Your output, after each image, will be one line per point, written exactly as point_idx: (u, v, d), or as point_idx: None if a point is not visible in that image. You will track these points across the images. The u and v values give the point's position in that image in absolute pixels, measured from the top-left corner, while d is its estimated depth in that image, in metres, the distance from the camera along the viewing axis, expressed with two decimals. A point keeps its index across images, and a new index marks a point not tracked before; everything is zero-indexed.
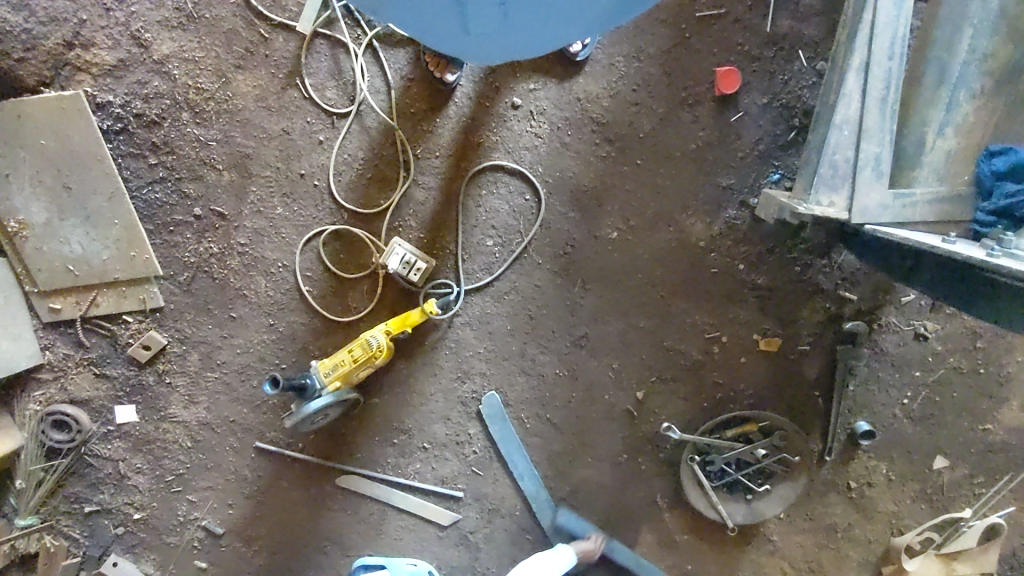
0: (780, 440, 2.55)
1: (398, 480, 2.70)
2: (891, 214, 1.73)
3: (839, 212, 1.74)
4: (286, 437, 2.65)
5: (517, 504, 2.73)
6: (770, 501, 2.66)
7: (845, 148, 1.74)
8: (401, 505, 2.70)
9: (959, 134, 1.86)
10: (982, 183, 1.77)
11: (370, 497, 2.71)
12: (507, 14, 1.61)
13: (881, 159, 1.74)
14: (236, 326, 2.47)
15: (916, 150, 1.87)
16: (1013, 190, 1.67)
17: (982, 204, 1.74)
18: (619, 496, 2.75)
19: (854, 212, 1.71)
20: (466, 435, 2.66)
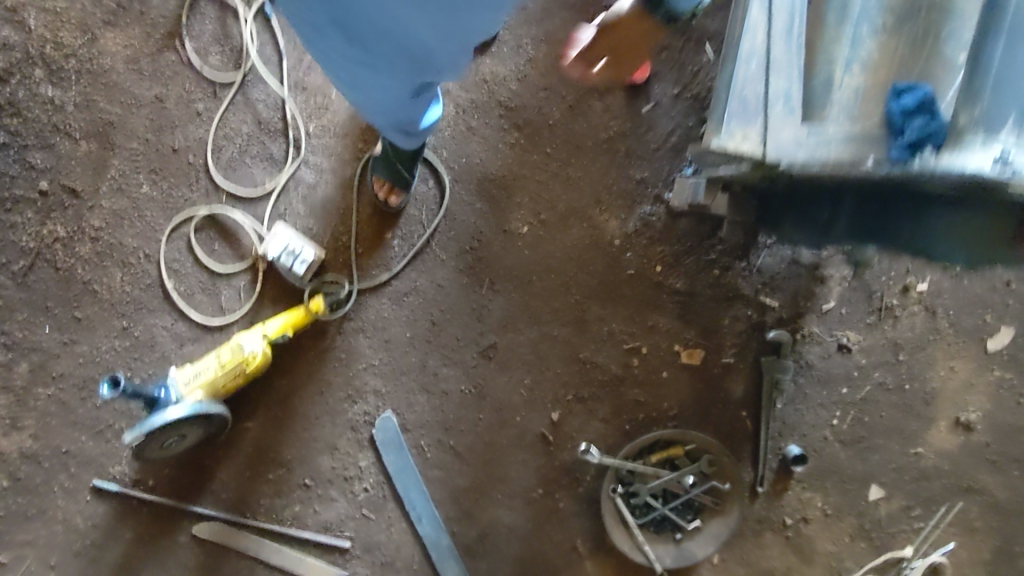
0: (707, 466, 2.31)
1: (275, 528, 2.26)
2: (808, 151, 1.48)
3: (752, 149, 1.50)
4: (133, 473, 2.20)
5: (414, 554, 2.34)
6: (701, 541, 2.35)
7: (755, 82, 1.58)
8: (272, 559, 2.26)
9: (866, 72, 1.57)
10: (891, 124, 1.45)
11: (235, 550, 2.26)
12: None
13: (792, 95, 1.57)
14: (80, 329, 2.07)
15: (825, 88, 1.59)
16: (925, 124, 1.37)
17: (894, 142, 1.41)
18: (534, 545, 2.38)
19: (770, 148, 1.47)
20: (355, 469, 2.28)
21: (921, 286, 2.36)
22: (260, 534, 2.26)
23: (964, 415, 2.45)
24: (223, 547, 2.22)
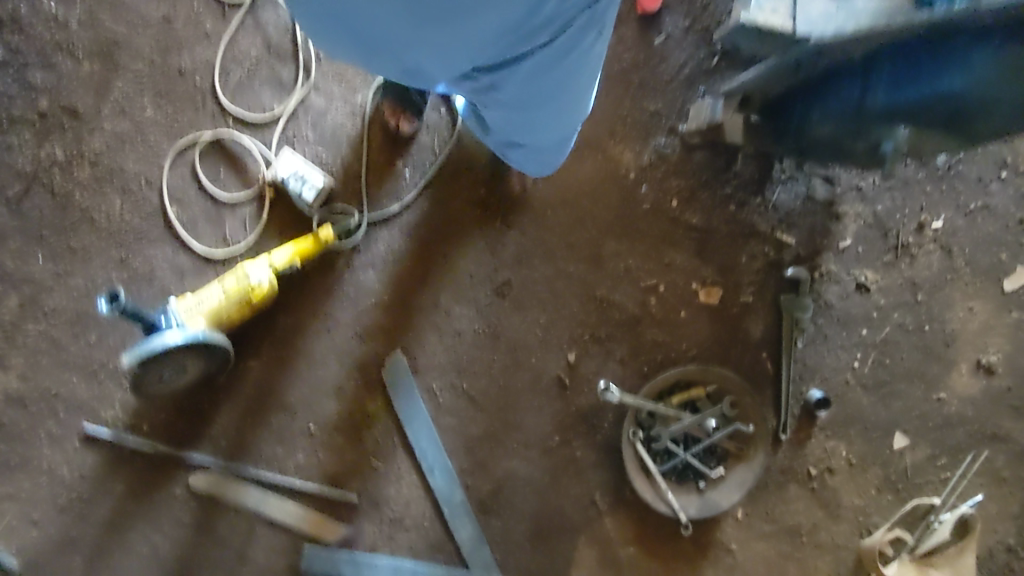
0: (729, 408, 2.21)
1: (275, 479, 2.14)
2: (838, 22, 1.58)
3: (783, 22, 1.60)
4: (126, 419, 2.06)
5: (425, 509, 2.22)
6: (726, 489, 2.24)
7: None
8: (273, 514, 2.13)
9: None
10: None
11: (234, 505, 2.13)
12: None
13: None
14: (75, 259, 1.98)
15: None
16: None
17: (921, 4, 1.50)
18: (550, 498, 2.28)
19: (798, 22, 1.59)
20: (363, 415, 2.17)
21: (937, 223, 2.34)
22: (259, 486, 2.13)
23: (985, 357, 2.39)
24: (222, 500, 2.10)
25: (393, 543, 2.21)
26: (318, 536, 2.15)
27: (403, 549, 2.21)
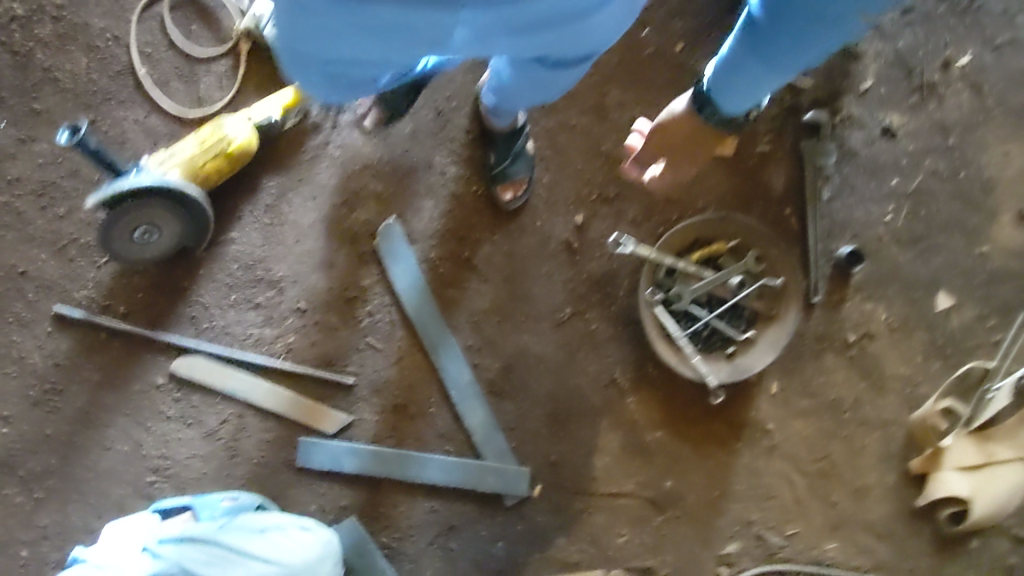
0: (755, 263, 2.04)
1: (264, 363, 1.96)
2: None
3: None
4: (100, 300, 1.92)
5: (430, 394, 2.03)
6: (758, 352, 2.04)
7: None
8: (264, 403, 1.95)
9: None
10: None
11: (221, 394, 1.95)
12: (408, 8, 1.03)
13: None
14: (41, 123, 1.88)
15: None
16: None
17: None
18: (566, 379, 2.09)
19: None
20: (357, 290, 2.00)
21: (964, 59, 2.18)
22: (247, 370, 1.96)
23: None
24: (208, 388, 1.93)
25: (397, 433, 2.02)
26: (314, 424, 1.97)
27: (408, 439, 2.02)
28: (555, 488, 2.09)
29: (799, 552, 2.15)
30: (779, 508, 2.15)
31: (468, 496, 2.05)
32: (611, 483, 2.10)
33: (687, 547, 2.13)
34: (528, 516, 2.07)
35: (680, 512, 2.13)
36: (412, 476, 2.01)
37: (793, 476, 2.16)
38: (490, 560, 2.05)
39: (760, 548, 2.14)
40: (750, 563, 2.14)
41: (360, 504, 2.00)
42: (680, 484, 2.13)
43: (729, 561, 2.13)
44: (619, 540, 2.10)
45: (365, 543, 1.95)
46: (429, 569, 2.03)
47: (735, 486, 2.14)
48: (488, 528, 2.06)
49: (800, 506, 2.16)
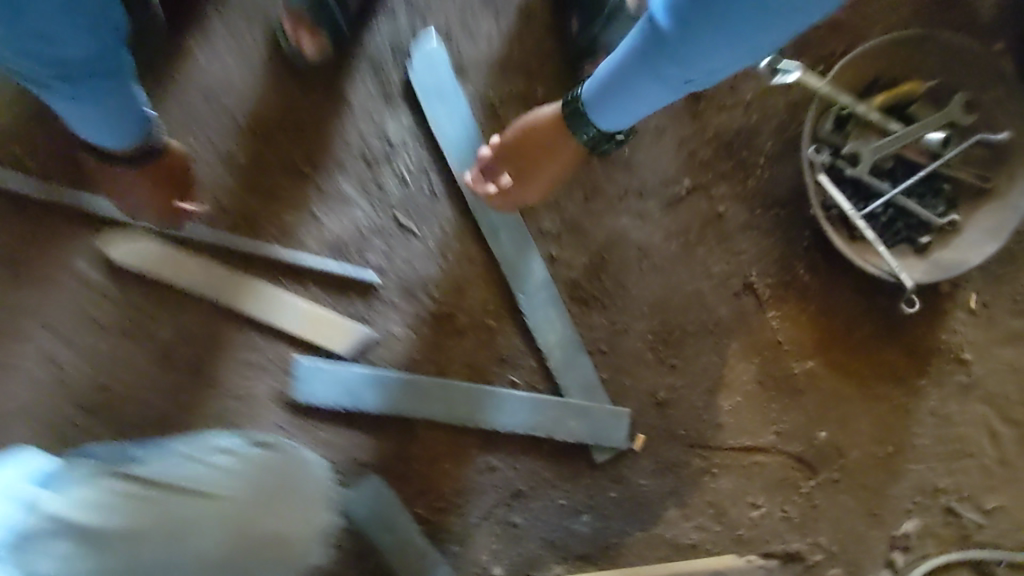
0: (963, 113, 1.40)
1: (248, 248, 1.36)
2: None
3: None
4: (9, 149, 1.32)
5: (489, 301, 1.41)
6: (968, 243, 1.39)
7: None
8: (245, 307, 1.35)
9: None
10: None
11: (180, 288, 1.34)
12: None
13: None
14: None
15: None
16: None
17: None
18: (682, 283, 1.45)
19: None
20: (382, 143, 1.41)
21: None
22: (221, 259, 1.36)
23: None
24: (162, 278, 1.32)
25: (440, 356, 1.40)
26: (319, 342, 1.36)
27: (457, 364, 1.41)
28: (664, 439, 1.46)
29: (1001, 532, 1.52)
30: (975, 471, 1.53)
31: (542, 448, 1.43)
32: (741, 434, 1.48)
33: (848, 524, 1.50)
34: (626, 478, 1.46)
35: (839, 475, 1.50)
36: (464, 418, 1.39)
37: (996, 426, 1.53)
38: (573, 537, 1.44)
39: (948, 526, 1.52)
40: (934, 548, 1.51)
41: (389, 457, 1.39)
42: (839, 435, 1.50)
43: (906, 545, 1.51)
44: (753, 515, 1.48)
45: (394, 514, 1.37)
46: (486, 550, 1.42)
47: (913, 440, 1.52)
48: (569, 494, 1.44)
49: (1005, 468, 1.53)
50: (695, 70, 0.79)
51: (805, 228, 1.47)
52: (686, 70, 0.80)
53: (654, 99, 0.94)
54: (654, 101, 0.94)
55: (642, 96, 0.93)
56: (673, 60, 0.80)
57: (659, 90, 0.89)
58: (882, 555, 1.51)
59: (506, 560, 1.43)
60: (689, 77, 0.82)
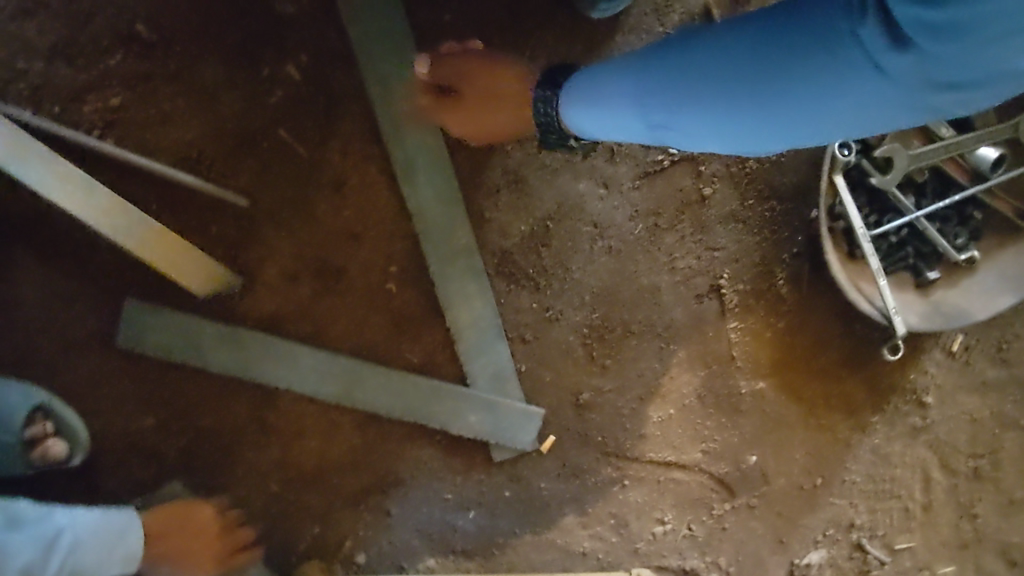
0: None
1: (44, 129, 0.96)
2: None
3: None
4: None
5: (392, 256, 1.11)
6: (980, 290, 1.16)
7: None
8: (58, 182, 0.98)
9: None
10: None
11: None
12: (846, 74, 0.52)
13: None
14: None
15: None
16: None
17: None
18: (636, 273, 1.20)
19: None
20: (274, 24, 1.03)
21: None
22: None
23: None
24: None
25: (318, 315, 1.10)
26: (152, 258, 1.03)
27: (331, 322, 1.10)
28: (573, 446, 1.23)
29: (900, 571, 1.33)
30: (895, 513, 1.32)
31: (435, 437, 1.18)
32: (660, 447, 1.26)
33: (749, 548, 1.29)
34: (525, 479, 1.21)
35: (757, 501, 1.29)
36: (336, 395, 1.11)
37: (933, 473, 1.33)
38: (451, 532, 1.20)
39: (850, 561, 1.32)
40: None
41: (238, 425, 1.12)
42: (770, 462, 1.29)
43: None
44: (655, 529, 1.26)
45: (234, 490, 1.12)
46: (348, 537, 1.17)
47: (845, 474, 1.31)
48: (457, 487, 1.19)
49: (928, 514, 1.33)
50: (686, 124, 0.67)
51: (798, 230, 1.24)
52: (677, 121, 0.67)
53: (613, 129, 0.79)
54: (612, 133, 0.80)
55: (606, 119, 0.78)
56: (669, 103, 0.66)
57: (626, 123, 0.75)
58: None
59: (371, 549, 1.18)
60: (669, 129, 0.69)
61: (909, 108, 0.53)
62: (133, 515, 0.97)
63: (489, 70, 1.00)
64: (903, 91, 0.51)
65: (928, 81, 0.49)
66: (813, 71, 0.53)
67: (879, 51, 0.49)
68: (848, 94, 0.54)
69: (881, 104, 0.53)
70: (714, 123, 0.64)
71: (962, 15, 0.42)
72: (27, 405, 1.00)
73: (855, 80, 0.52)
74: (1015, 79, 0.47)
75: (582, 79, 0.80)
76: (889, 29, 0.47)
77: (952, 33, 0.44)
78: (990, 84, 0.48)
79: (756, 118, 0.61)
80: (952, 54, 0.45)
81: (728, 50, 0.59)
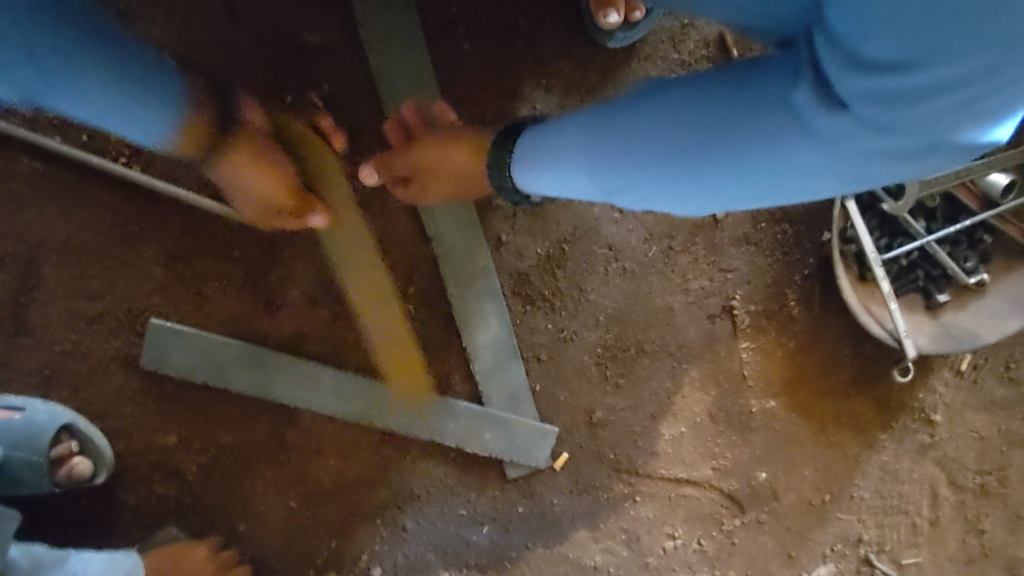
0: None
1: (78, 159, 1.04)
2: None
3: None
4: None
5: (410, 279, 1.14)
6: (990, 312, 1.17)
7: None
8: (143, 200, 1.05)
9: None
10: None
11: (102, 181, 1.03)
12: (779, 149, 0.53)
13: None
14: None
15: None
16: None
17: None
18: (649, 294, 1.23)
19: None
20: (297, 54, 1.05)
21: None
22: (40, 167, 1.04)
23: None
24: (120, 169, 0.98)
25: (338, 336, 1.13)
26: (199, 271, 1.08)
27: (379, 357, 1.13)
28: (586, 463, 1.25)
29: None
30: (902, 528, 1.34)
31: (450, 455, 1.20)
32: (671, 464, 1.27)
33: (759, 563, 1.31)
34: (538, 495, 1.23)
35: (767, 516, 1.31)
36: (355, 414, 1.13)
37: (941, 489, 1.34)
38: (466, 547, 1.21)
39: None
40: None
41: (258, 443, 1.13)
42: (780, 479, 1.30)
43: None
44: (666, 544, 1.28)
45: (254, 506, 1.14)
46: (365, 553, 1.18)
47: (853, 490, 1.33)
48: (472, 503, 1.21)
49: (935, 529, 1.34)
50: (636, 185, 0.64)
51: (810, 252, 1.26)
52: (629, 183, 0.65)
53: (563, 188, 0.77)
54: (562, 192, 0.77)
55: (558, 179, 0.75)
56: (618, 161, 0.65)
57: (577, 181, 0.72)
58: None
59: (388, 562, 1.19)
60: (619, 190, 0.67)
61: (845, 181, 0.52)
62: (138, 559, 1.02)
63: (427, 146, 0.96)
64: (842, 162, 0.50)
65: (868, 152, 0.48)
66: (756, 136, 0.52)
67: (816, 116, 0.49)
68: (787, 167, 0.52)
69: (819, 177, 0.52)
70: (662, 186, 0.62)
71: (907, 81, 0.43)
72: (54, 425, 1.02)
73: (794, 152, 0.51)
74: (943, 157, 0.47)
75: (536, 142, 0.79)
76: (828, 97, 0.48)
77: (897, 98, 0.44)
78: (921, 159, 0.48)
79: (698, 188, 0.59)
80: (895, 120, 0.45)
81: (681, 111, 0.59)
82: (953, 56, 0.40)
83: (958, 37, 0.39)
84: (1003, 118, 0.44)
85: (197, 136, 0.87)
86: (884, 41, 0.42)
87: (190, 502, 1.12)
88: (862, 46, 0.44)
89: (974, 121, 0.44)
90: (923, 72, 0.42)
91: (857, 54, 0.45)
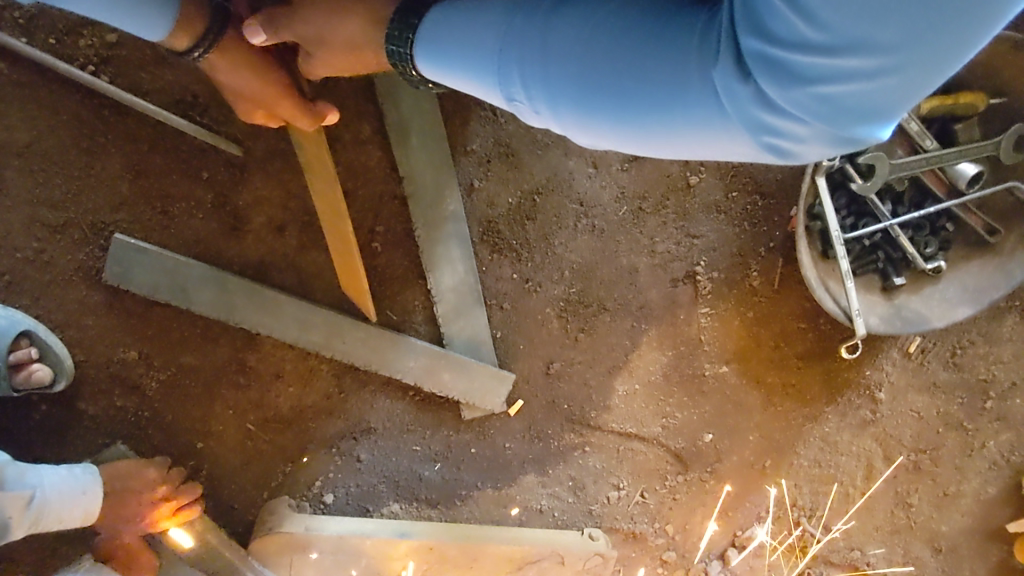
0: (1012, 152, 1.16)
1: (44, 63, 1.01)
2: None
3: None
4: None
5: (378, 217, 1.15)
6: (941, 298, 1.22)
7: None
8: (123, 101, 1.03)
9: None
10: None
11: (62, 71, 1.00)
12: (680, 93, 0.50)
13: None
14: None
15: None
16: None
17: None
18: (616, 253, 1.25)
19: None
20: None
21: None
22: (3, 69, 1.02)
23: None
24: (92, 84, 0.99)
25: (304, 266, 1.14)
26: (179, 195, 1.09)
27: (349, 293, 1.14)
28: (541, 411, 1.28)
29: (833, 548, 1.42)
30: (835, 496, 1.41)
31: (408, 392, 1.23)
32: (621, 417, 1.31)
33: (696, 517, 1.37)
34: (491, 437, 1.27)
35: (709, 475, 1.36)
36: (316, 343, 1.14)
37: (876, 463, 1.41)
38: (418, 481, 1.25)
39: (789, 536, 1.41)
40: (769, 554, 1.41)
41: (220, 364, 1.15)
42: (724, 440, 1.36)
43: (745, 545, 1.39)
44: (610, 494, 1.33)
45: (212, 425, 1.17)
46: (319, 478, 1.22)
47: (794, 457, 1.38)
48: (427, 440, 1.25)
49: (866, 499, 1.41)
50: (539, 103, 0.61)
51: (777, 226, 1.28)
52: (532, 98, 0.61)
53: (466, 85, 0.71)
54: (464, 89, 0.71)
55: (466, 77, 0.69)
56: (525, 72, 0.60)
57: (484, 85, 0.67)
58: (717, 550, 1.40)
59: (340, 490, 1.23)
60: (522, 103, 0.63)
61: (728, 145, 0.52)
62: (98, 471, 1.04)
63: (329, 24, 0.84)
64: (732, 124, 0.49)
65: (753, 122, 0.47)
66: (663, 83, 0.51)
67: (719, 74, 0.47)
68: (682, 118, 0.51)
69: (707, 133, 0.51)
70: (563, 109, 0.59)
71: (800, 67, 0.41)
72: (13, 330, 1.02)
73: (694, 107, 0.50)
74: (821, 143, 0.47)
75: (448, 29, 0.69)
76: (732, 59, 0.46)
77: (787, 80, 0.42)
78: (798, 140, 0.48)
79: (600, 119, 0.57)
80: (781, 103, 0.44)
81: (596, 32, 0.54)
82: (843, 54, 0.38)
83: (851, 41, 0.37)
84: (878, 122, 0.44)
85: (195, 33, 0.82)
86: (789, 16, 0.39)
87: (146, 416, 1.14)
88: (771, 17, 0.41)
89: (853, 118, 0.43)
90: (816, 60, 0.40)
91: (766, 23, 0.41)
